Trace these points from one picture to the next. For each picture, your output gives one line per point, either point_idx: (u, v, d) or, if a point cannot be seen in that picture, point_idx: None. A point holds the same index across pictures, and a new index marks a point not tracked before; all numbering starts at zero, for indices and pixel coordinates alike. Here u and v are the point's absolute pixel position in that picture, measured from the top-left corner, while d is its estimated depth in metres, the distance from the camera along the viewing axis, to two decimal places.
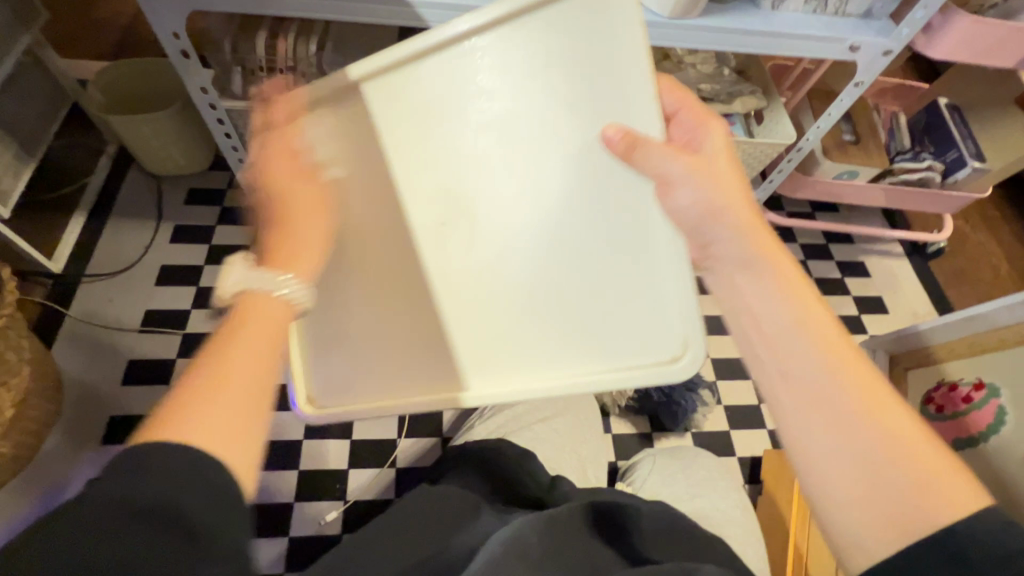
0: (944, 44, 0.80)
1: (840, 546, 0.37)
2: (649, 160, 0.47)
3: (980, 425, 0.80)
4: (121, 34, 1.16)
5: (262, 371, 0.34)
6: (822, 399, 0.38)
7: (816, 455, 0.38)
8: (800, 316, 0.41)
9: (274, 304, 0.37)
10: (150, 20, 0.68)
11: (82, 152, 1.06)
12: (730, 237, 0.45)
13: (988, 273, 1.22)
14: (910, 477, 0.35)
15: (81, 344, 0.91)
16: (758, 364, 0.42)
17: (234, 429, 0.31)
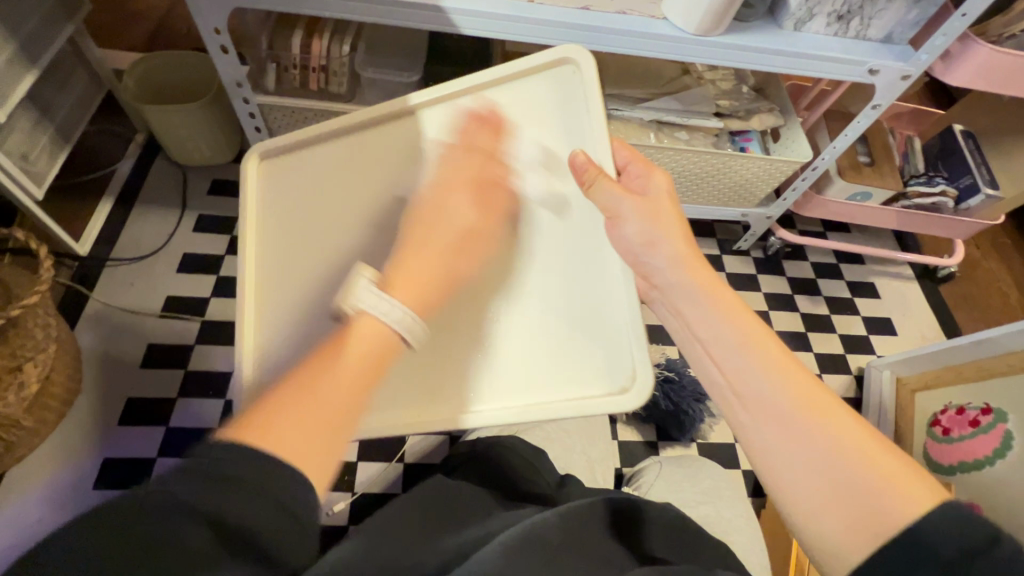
0: (962, 71, 0.82)
1: (819, 554, 0.38)
2: (600, 195, 0.51)
3: (985, 449, 0.81)
4: (155, 27, 1.19)
5: (345, 396, 0.36)
6: (774, 417, 0.40)
7: (778, 471, 0.40)
8: (743, 337, 0.43)
9: (376, 331, 0.40)
10: (193, 15, 0.71)
11: (112, 140, 1.09)
12: (669, 267, 0.49)
13: (998, 299, 1.23)
14: (871, 487, 0.36)
15: (104, 326, 0.93)
16: (716, 387, 0.45)
17: (315, 444, 0.32)
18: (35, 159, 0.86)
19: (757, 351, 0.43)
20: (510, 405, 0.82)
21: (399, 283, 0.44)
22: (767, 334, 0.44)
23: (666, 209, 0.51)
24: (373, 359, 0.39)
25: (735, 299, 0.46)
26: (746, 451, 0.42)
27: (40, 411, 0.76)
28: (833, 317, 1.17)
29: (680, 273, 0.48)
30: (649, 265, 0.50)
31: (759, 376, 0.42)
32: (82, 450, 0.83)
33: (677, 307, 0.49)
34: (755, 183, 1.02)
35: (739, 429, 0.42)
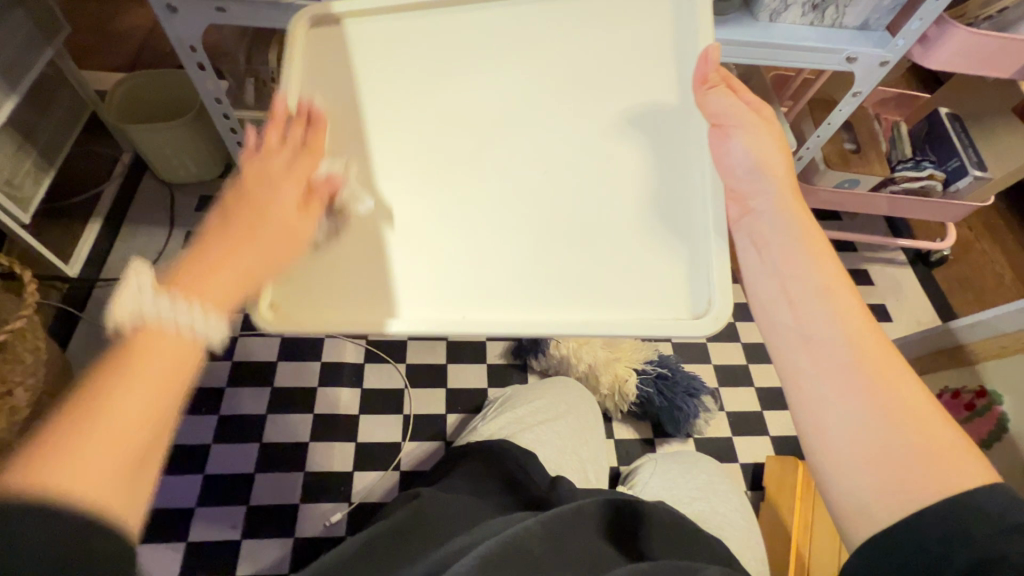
0: (941, 54, 0.81)
1: (843, 511, 0.39)
2: (712, 103, 0.51)
3: (977, 435, 0.81)
4: (137, 47, 1.19)
5: (127, 405, 0.32)
6: (838, 366, 0.41)
7: (831, 415, 0.40)
8: (828, 285, 0.44)
9: (178, 338, 0.34)
10: (168, 34, 0.71)
11: (100, 160, 1.10)
12: (769, 202, 0.49)
13: (993, 281, 1.22)
14: (917, 444, 0.37)
15: (96, 345, 0.93)
16: (783, 327, 0.44)
17: (101, 449, 0.30)
18: (20, 182, 0.87)
19: (839, 300, 0.43)
20: (502, 408, 0.82)
21: (218, 286, 0.38)
22: (848, 286, 0.44)
23: (774, 141, 0.51)
24: (172, 364, 0.34)
25: (827, 252, 0.46)
26: (799, 392, 0.42)
27: (33, 435, 0.77)
28: None
29: (784, 199, 0.49)
30: (748, 193, 0.51)
31: (832, 323, 0.42)
32: None
33: (764, 246, 0.48)
34: None
35: (795, 367, 0.43)
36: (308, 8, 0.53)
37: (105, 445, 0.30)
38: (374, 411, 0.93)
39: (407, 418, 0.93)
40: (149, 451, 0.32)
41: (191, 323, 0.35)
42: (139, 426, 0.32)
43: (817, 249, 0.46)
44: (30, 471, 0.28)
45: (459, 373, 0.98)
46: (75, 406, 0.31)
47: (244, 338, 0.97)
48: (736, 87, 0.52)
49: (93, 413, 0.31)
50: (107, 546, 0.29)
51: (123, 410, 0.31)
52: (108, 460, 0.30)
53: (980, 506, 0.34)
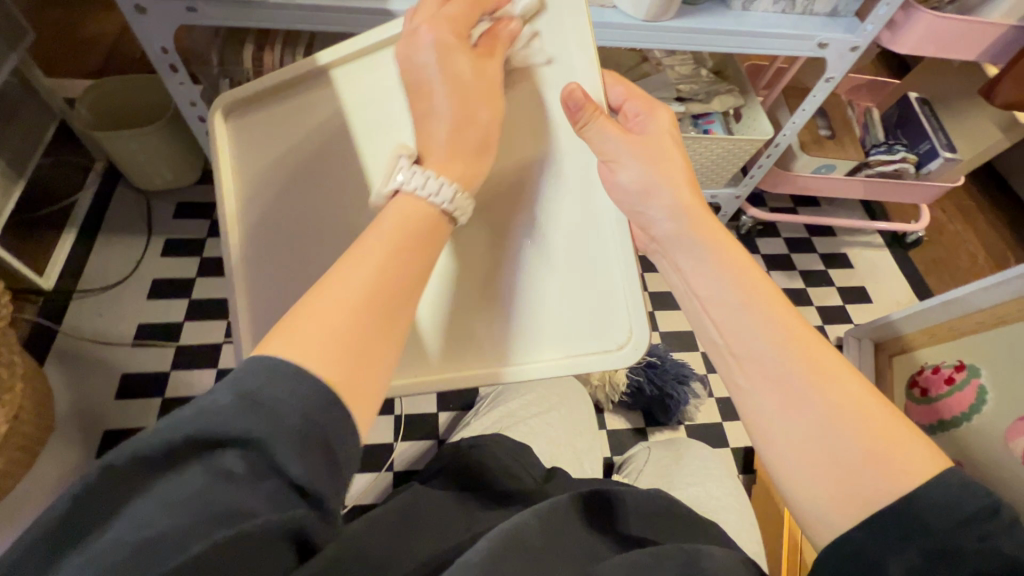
0: (908, 39, 0.84)
1: (808, 523, 0.36)
2: (595, 137, 0.47)
3: (959, 407, 0.83)
4: (108, 52, 1.17)
5: (380, 273, 0.33)
6: (774, 383, 0.37)
7: (775, 438, 0.37)
8: (747, 297, 0.40)
9: (419, 209, 0.37)
10: (138, 37, 0.69)
11: (71, 170, 1.07)
12: (670, 219, 0.45)
13: (967, 260, 1.26)
14: (863, 447, 0.34)
15: (75, 358, 0.91)
16: (714, 348, 0.42)
17: (334, 354, 0.30)
18: None
19: (761, 312, 0.39)
20: (495, 402, 0.82)
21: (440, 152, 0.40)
22: (781, 297, 0.40)
23: (668, 150, 0.47)
24: (416, 224, 0.36)
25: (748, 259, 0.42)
26: (743, 414, 0.39)
27: (12, 452, 0.74)
28: (809, 290, 1.19)
29: (682, 223, 0.45)
30: (647, 216, 0.47)
31: (754, 342, 0.39)
32: (59, 487, 0.81)
33: (678, 262, 0.45)
34: (721, 163, 1.04)
35: (733, 391, 0.40)
36: (225, 94, 0.47)
37: (348, 312, 0.31)
38: None
39: (399, 417, 0.92)
40: (390, 317, 0.32)
41: (425, 190, 0.38)
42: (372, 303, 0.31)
43: (735, 253, 0.42)
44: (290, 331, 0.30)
45: None
46: (339, 269, 0.32)
47: (228, 345, 0.96)
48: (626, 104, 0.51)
49: (346, 269, 0.32)
50: (335, 427, 0.29)
51: (370, 274, 0.32)
52: (350, 327, 0.30)
53: (930, 496, 0.32)
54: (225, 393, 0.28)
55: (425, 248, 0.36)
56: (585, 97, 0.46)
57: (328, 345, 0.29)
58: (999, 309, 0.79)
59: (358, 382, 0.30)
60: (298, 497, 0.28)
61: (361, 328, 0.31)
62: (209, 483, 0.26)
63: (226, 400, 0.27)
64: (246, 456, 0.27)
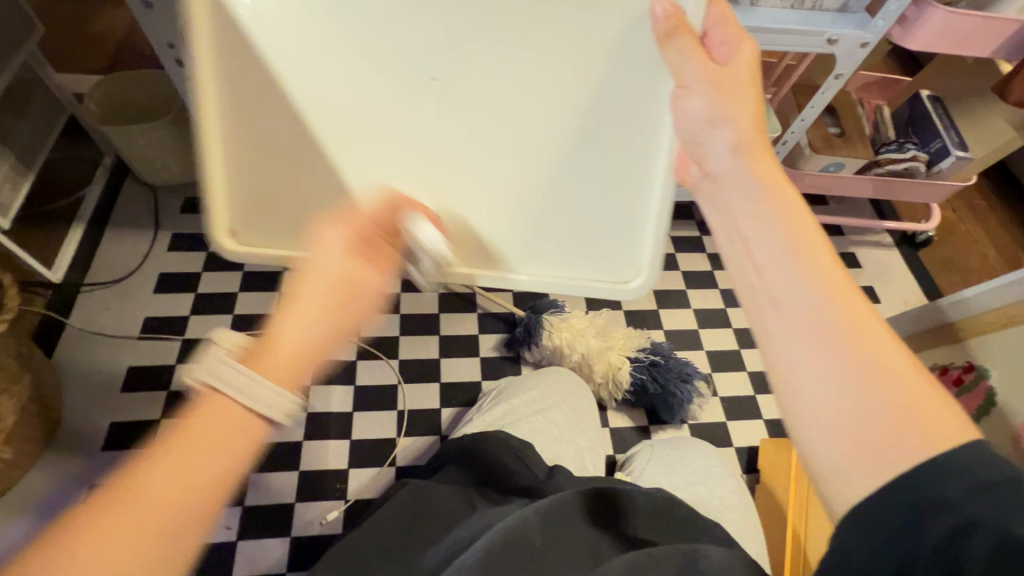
0: (920, 36, 0.82)
1: (822, 475, 0.37)
2: (670, 56, 0.41)
3: (984, 390, 0.80)
4: (117, 49, 1.17)
5: (174, 489, 0.34)
6: (815, 328, 0.38)
7: (808, 379, 0.37)
8: (796, 243, 0.40)
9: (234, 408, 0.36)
10: (145, 31, 0.70)
11: (81, 164, 1.09)
12: (729, 154, 0.43)
13: (978, 261, 1.24)
14: (897, 407, 0.35)
15: (80, 352, 0.92)
16: (750, 294, 0.42)
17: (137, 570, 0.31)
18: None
19: (812, 257, 0.39)
20: (498, 399, 0.82)
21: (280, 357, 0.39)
22: (833, 258, 0.40)
23: (741, 85, 0.43)
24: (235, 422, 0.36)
25: (807, 214, 0.42)
26: (772, 357, 0.40)
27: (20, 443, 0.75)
28: None
29: (741, 161, 0.43)
30: (703, 148, 0.44)
31: (799, 285, 0.39)
32: (65, 479, 0.81)
33: (728, 204, 0.44)
34: None
35: (768, 334, 0.40)
36: None
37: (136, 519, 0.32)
38: (367, 407, 0.93)
39: (401, 413, 0.93)
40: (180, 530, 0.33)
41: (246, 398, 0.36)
42: (200, 490, 0.34)
43: (789, 210, 0.41)
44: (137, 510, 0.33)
45: (453, 367, 0.98)
46: (156, 459, 0.34)
47: None
48: (710, 20, 0.43)
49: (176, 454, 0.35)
50: None
51: (174, 483, 0.34)
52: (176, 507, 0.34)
53: (951, 464, 0.32)
54: None
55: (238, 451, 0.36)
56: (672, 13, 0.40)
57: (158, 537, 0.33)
58: (1010, 309, 0.78)
59: None
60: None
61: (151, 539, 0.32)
62: None
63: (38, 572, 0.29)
64: None
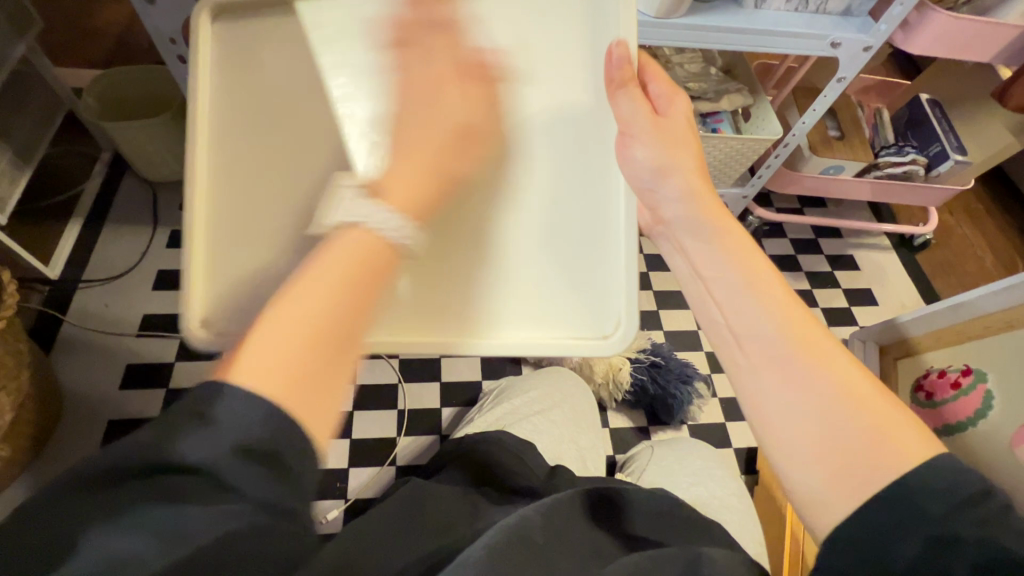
0: (921, 39, 0.83)
1: (801, 502, 0.38)
2: (620, 105, 0.46)
3: (965, 412, 0.83)
4: (115, 43, 1.16)
5: (331, 305, 0.33)
6: (775, 362, 0.39)
7: (772, 410, 0.39)
8: (746, 275, 0.42)
9: (357, 238, 0.37)
10: (147, 26, 0.69)
11: (79, 160, 1.08)
12: (681, 200, 0.46)
13: (974, 264, 1.25)
14: (862, 433, 0.36)
15: (77, 349, 0.91)
16: (717, 328, 0.44)
17: (320, 388, 0.31)
18: None
19: (763, 290, 0.41)
20: (498, 400, 0.82)
21: (391, 185, 0.41)
22: (787, 291, 0.42)
23: (682, 132, 0.48)
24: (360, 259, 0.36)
25: (756, 249, 0.44)
26: (739, 388, 0.42)
27: (18, 440, 0.75)
28: (814, 291, 1.18)
29: (693, 205, 0.46)
30: (657, 195, 0.47)
31: (758, 319, 0.40)
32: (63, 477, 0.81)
33: (685, 241, 0.47)
34: (728, 163, 1.03)
35: (732, 365, 0.42)
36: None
37: (292, 333, 0.31)
38: (367, 406, 0.92)
39: (401, 413, 0.92)
40: (337, 348, 0.33)
41: (376, 221, 0.38)
42: (339, 339, 0.33)
43: (742, 247, 0.44)
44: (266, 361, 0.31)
45: (453, 366, 0.98)
46: (322, 281, 0.34)
47: None
48: (648, 74, 0.48)
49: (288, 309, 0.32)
50: (291, 447, 0.30)
51: (323, 303, 0.33)
52: (305, 358, 0.31)
53: (922, 482, 0.33)
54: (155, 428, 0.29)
55: (374, 279, 0.36)
56: (629, 57, 0.45)
57: (290, 376, 0.30)
58: (1004, 314, 0.79)
59: (324, 410, 0.31)
60: (255, 506, 0.29)
61: (296, 356, 0.31)
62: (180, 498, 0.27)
63: (153, 436, 0.28)
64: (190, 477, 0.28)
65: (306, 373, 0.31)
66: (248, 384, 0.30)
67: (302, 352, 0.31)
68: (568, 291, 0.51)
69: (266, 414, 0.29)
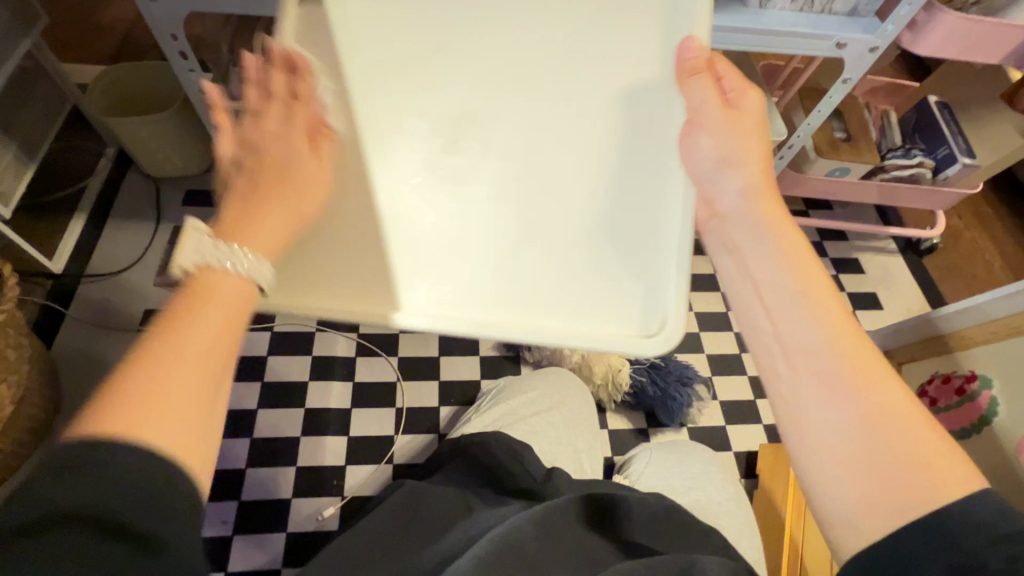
0: (929, 42, 0.82)
1: (827, 516, 0.37)
2: (689, 92, 0.47)
3: (972, 416, 0.81)
4: (121, 39, 1.17)
5: (200, 349, 0.32)
6: (822, 369, 0.38)
7: (812, 418, 0.38)
8: (802, 284, 0.41)
9: (229, 282, 0.35)
10: (149, 23, 0.69)
11: (83, 155, 1.08)
12: (739, 198, 0.46)
13: (983, 269, 1.23)
14: (902, 452, 0.35)
15: (79, 343, 0.92)
16: (757, 330, 0.42)
17: (187, 431, 0.30)
18: None
19: (816, 296, 0.40)
20: (496, 399, 0.81)
21: (253, 230, 0.38)
22: (838, 299, 0.40)
23: (750, 132, 0.47)
24: (227, 308, 0.34)
25: (809, 253, 0.43)
26: (775, 392, 0.40)
27: (18, 432, 0.75)
28: None
29: (749, 206, 0.46)
30: (716, 190, 0.47)
31: (805, 324, 0.39)
32: None
33: (735, 240, 0.46)
34: None
35: (772, 369, 0.40)
36: None
37: (182, 388, 0.30)
38: (365, 404, 0.92)
39: (400, 411, 0.92)
40: (208, 396, 0.31)
41: (244, 266, 0.36)
42: (209, 372, 0.32)
43: (794, 251, 0.42)
44: (147, 420, 0.29)
45: (452, 365, 0.98)
46: (163, 332, 0.31)
47: None
48: (721, 72, 0.48)
49: (161, 361, 0.30)
50: (175, 497, 0.29)
51: (178, 356, 0.31)
52: (184, 407, 0.30)
53: (961, 508, 0.33)
54: (36, 471, 0.28)
55: (236, 321, 0.35)
56: (699, 49, 0.46)
57: (183, 417, 0.30)
58: (1011, 321, 0.78)
59: (194, 452, 0.30)
60: (149, 547, 0.28)
61: (178, 407, 0.30)
62: (64, 544, 0.27)
63: (46, 471, 0.28)
64: (70, 524, 0.27)
65: (190, 410, 0.30)
66: (126, 456, 0.28)
67: (191, 397, 0.30)
68: (607, 292, 0.51)
69: (123, 467, 0.28)
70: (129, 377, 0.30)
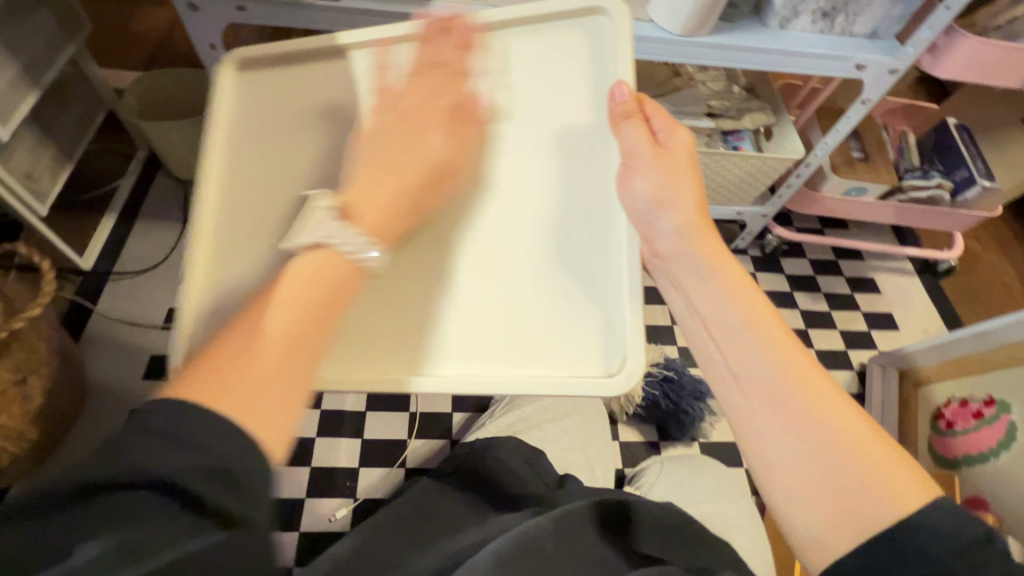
0: (948, 64, 0.82)
1: (798, 542, 0.38)
2: (624, 133, 0.47)
3: (989, 442, 0.81)
4: (155, 47, 1.21)
5: (306, 319, 0.36)
6: (770, 400, 0.40)
7: (770, 449, 0.40)
8: (748, 317, 0.43)
9: (315, 261, 0.38)
10: (189, 33, 0.72)
11: (115, 157, 1.12)
12: (676, 235, 0.47)
13: (1001, 292, 1.22)
14: (858, 472, 0.37)
15: (104, 339, 0.94)
16: (713, 365, 0.44)
17: (276, 399, 0.33)
18: (38, 176, 0.88)
19: (760, 328, 0.42)
20: (509, 406, 0.82)
21: (367, 209, 0.41)
22: (781, 329, 0.42)
23: (683, 167, 0.48)
24: (327, 276, 0.37)
25: (749, 284, 0.44)
26: (738, 428, 0.42)
27: (46, 422, 0.78)
28: (833, 313, 1.17)
29: (686, 243, 0.47)
30: (656, 228, 0.48)
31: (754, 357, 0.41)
32: None
33: (683, 278, 0.48)
34: (748, 181, 1.03)
35: (732, 404, 0.42)
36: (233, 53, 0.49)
37: (270, 347, 0.34)
38: (379, 407, 0.93)
39: (413, 415, 0.93)
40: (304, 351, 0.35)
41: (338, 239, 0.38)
42: (305, 341, 0.36)
43: (735, 283, 0.44)
44: (197, 378, 0.32)
45: None
46: (278, 298, 0.36)
47: None
48: (650, 111, 0.49)
49: (264, 322, 0.35)
50: (249, 466, 0.31)
51: (282, 317, 0.35)
52: (279, 367, 0.34)
53: (927, 523, 0.34)
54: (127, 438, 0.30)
55: (343, 297, 0.38)
56: (630, 93, 0.48)
57: (267, 395, 0.33)
58: None
59: (278, 425, 0.33)
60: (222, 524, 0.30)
61: (275, 365, 0.34)
62: (138, 511, 0.28)
63: (133, 437, 0.30)
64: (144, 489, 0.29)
65: (255, 394, 0.33)
66: (220, 410, 0.31)
67: (281, 362, 0.34)
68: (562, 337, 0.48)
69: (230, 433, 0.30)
70: (239, 338, 0.34)
